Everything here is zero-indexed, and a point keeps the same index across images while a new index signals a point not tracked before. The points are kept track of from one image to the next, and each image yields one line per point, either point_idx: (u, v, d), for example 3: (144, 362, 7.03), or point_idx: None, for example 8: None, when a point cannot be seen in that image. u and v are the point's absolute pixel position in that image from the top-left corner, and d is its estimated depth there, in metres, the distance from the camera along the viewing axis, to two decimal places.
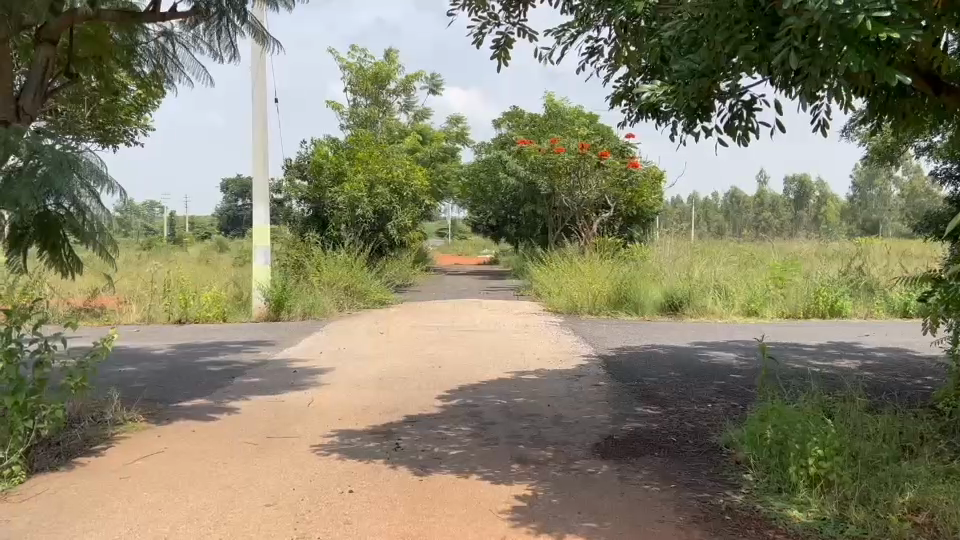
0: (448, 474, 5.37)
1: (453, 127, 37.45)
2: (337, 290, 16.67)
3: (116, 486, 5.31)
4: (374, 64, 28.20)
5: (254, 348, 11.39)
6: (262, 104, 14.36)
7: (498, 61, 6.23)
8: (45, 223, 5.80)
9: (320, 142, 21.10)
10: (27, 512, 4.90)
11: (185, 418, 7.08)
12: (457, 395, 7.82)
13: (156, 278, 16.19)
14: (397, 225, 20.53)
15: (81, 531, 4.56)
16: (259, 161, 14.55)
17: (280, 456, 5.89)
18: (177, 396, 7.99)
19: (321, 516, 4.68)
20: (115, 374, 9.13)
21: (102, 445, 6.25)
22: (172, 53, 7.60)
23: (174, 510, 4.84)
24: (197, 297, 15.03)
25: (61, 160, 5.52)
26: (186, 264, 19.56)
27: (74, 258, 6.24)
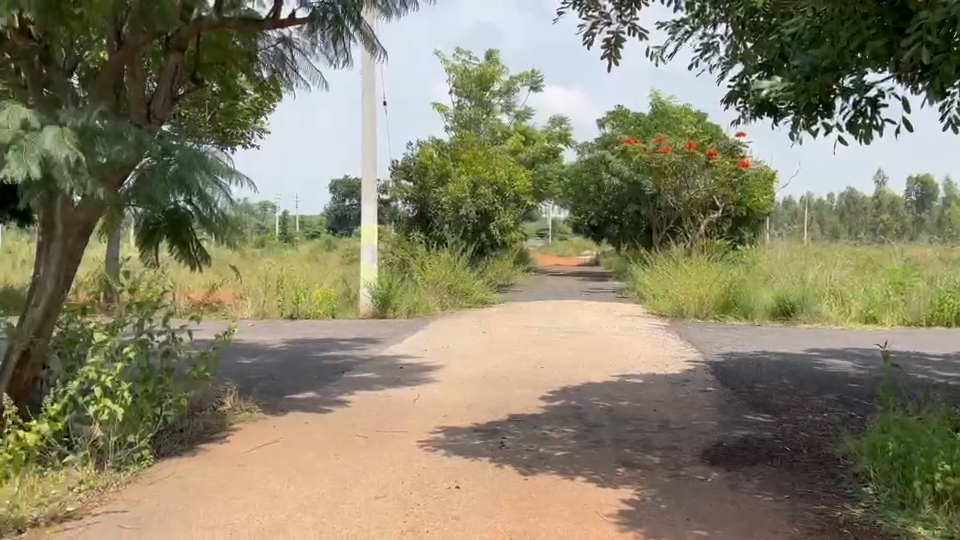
0: (553, 475, 5.36)
1: (555, 127, 37.33)
2: (440, 289, 16.87)
3: (236, 473, 5.57)
4: (479, 66, 28.46)
5: (361, 344, 11.68)
6: (371, 106, 14.71)
7: (607, 63, 6.15)
8: (176, 220, 6.39)
9: (424, 143, 21.45)
10: (155, 493, 5.20)
11: (298, 410, 7.34)
12: (561, 396, 7.81)
13: (269, 275, 16.83)
14: (500, 226, 20.61)
15: (204, 514, 4.81)
16: (368, 162, 14.91)
17: (388, 450, 6.02)
18: (289, 389, 8.29)
19: (429, 511, 4.76)
20: (232, 365, 9.56)
21: (223, 433, 6.57)
22: (289, 59, 7.89)
23: (290, 499, 5.02)
24: (308, 294, 15.67)
25: (192, 157, 5.90)
26: (296, 261, 20.25)
27: (202, 254, 6.82)
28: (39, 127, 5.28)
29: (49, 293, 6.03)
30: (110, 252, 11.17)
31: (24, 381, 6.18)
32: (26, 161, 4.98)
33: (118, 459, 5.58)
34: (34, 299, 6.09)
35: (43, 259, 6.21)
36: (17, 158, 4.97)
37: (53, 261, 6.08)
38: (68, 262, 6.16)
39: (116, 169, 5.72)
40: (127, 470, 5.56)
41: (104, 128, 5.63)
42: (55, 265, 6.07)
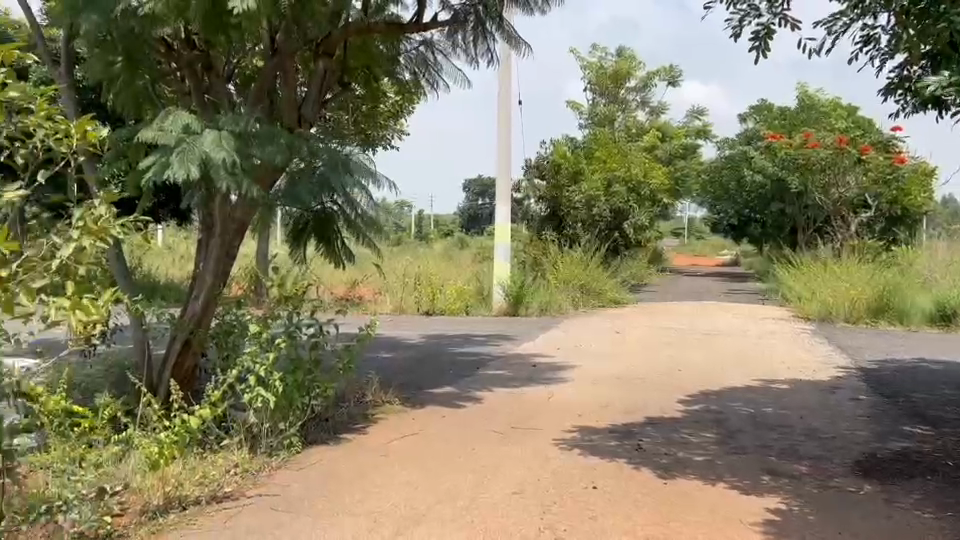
0: (694, 480, 5.24)
1: (693, 122, 36.35)
2: (573, 288, 16.79)
3: (378, 462, 5.75)
4: (615, 62, 28.18)
5: (494, 341, 11.81)
6: (507, 106, 14.83)
7: (756, 57, 5.94)
8: (322, 218, 6.73)
9: (558, 141, 21.44)
10: (304, 479, 5.46)
11: (435, 404, 7.51)
12: (699, 400, 7.62)
13: (406, 271, 17.28)
14: (634, 224, 20.33)
15: (349, 501, 5.01)
16: (503, 161, 15.03)
17: (524, 447, 6.06)
18: (427, 383, 8.49)
19: (567, 509, 4.76)
20: (372, 358, 9.90)
21: (365, 423, 6.83)
22: (432, 61, 8.11)
23: (429, 490, 5.14)
24: (444, 290, 16.03)
25: (337, 160, 6.18)
26: (431, 259, 20.70)
27: (347, 250, 7.09)
28: (200, 131, 5.69)
29: (209, 285, 6.47)
30: (260, 249, 11.80)
31: (186, 368, 6.54)
32: (187, 163, 5.40)
33: (270, 445, 5.91)
34: (195, 291, 6.54)
35: (204, 254, 6.66)
36: (180, 160, 5.41)
37: (212, 257, 6.48)
38: (225, 258, 6.55)
39: (267, 170, 6.05)
40: (278, 456, 5.88)
41: (258, 132, 5.95)
42: (214, 261, 6.47)
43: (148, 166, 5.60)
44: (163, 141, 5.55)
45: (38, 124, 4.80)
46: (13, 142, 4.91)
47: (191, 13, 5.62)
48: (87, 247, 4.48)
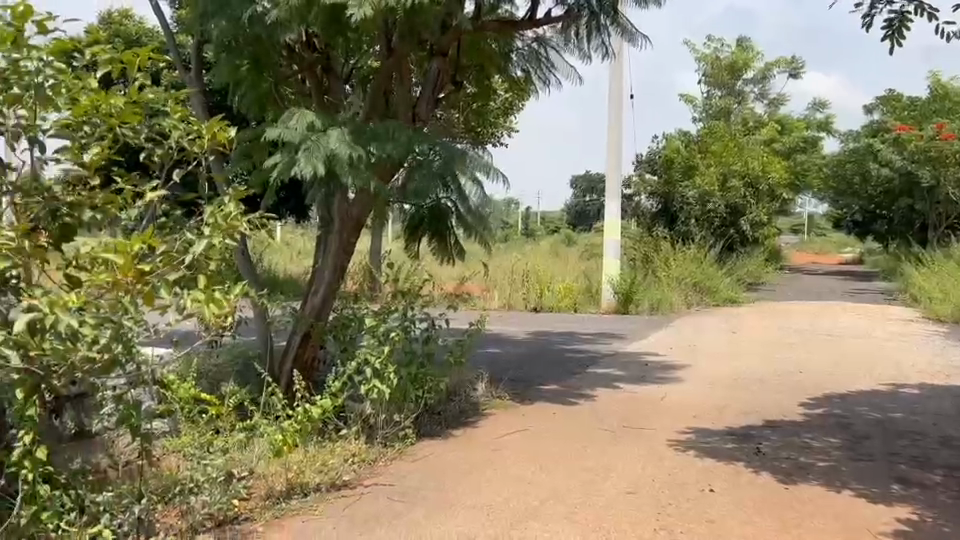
0: (817, 486, 5.05)
1: (815, 114, 34.86)
2: (686, 286, 16.43)
3: (490, 457, 5.79)
4: (732, 54, 27.40)
5: (605, 339, 11.71)
6: (619, 101, 14.65)
7: (888, 45, 5.62)
8: (437, 213, 6.84)
9: (671, 136, 21.03)
10: (419, 470, 5.57)
11: (545, 401, 7.52)
12: (822, 403, 7.32)
13: (515, 268, 17.34)
14: (751, 221, 19.68)
15: (462, 493, 5.08)
16: (614, 157, 14.86)
17: (637, 447, 5.98)
18: (537, 380, 8.50)
19: (683, 511, 4.68)
20: (482, 353, 10.02)
21: (477, 417, 6.91)
22: (544, 58, 8.12)
23: (543, 486, 5.15)
24: (552, 288, 16.01)
25: (453, 153, 6.22)
26: (541, 256, 20.68)
27: (459, 246, 7.18)
28: (323, 128, 5.95)
29: (328, 280, 6.69)
30: (373, 244, 12.09)
31: (306, 359, 6.77)
32: (313, 159, 5.68)
33: (386, 435, 6.06)
34: (314, 286, 6.78)
35: (323, 250, 6.89)
36: (306, 157, 5.69)
37: (330, 254, 6.70)
38: (343, 253, 6.75)
39: (386, 164, 6.25)
40: (393, 446, 6.02)
41: (378, 129, 6.15)
42: (333, 257, 6.70)
43: (274, 163, 5.92)
44: (289, 138, 5.83)
45: (173, 126, 5.10)
46: (150, 144, 5.21)
47: (312, 15, 5.82)
48: (217, 242, 4.68)
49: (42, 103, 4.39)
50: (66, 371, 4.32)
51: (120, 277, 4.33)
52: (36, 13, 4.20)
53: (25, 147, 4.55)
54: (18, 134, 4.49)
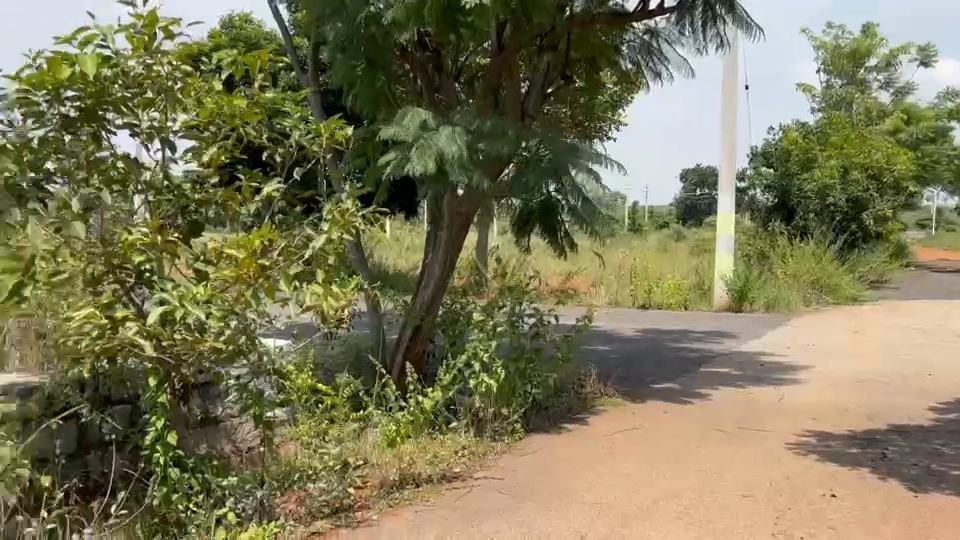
0: (950, 496, 4.77)
1: (946, 102, 32.84)
2: (804, 284, 15.82)
3: (601, 455, 5.73)
4: (854, 41, 26.16)
5: (717, 337, 11.40)
6: (733, 92, 14.23)
7: None
8: (546, 208, 6.88)
9: (788, 128, 20.27)
10: (528, 465, 5.57)
11: (656, 399, 7.39)
12: (955, 408, 6.90)
13: (624, 264, 17.11)
14: (875, 215, 18.74)
15: (573, 490, 5.06)
16: (728, 149, 14.44)
17: (753, 448, 5.80)
18: (646, 377, 8.37)
19: (803, 517, 4.50)
20: (591, 350, 9.95)
21: (586, 414, 6.85)
22: (657, 50, 8.01)
23: (655, 486, 5.07)
24: (661, 284, 15.72)
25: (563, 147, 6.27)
26: (650, 252, 20.33)
27: (569, 238, 7.17)
28: (435, 127, 6.03)
29: (438, 274, 6.78)
30: (481, 240, 12.18)
31: (417, 352, 6.87)
32: (425, 157, 5.80)
33: (495, 429, 6.09)
34: (425, 280, 6.88)
35: (433, 245, 7.00)
36: (418, 155, 5.83)
37: (441, 248, 6.80)
38: (453, 249, 6.83)
39: (495, 160, 6.27)
40: (502, 441, 6.03)
41: (487, 127, 6.18)
42: (443, 250, 6.79)
43: (388, 162, 6.06)
44: (403, 137, 5.97)
45: (294, 125, 5.31)
46: (272, 143, 5.42)
47: (426, 13, 5.88)
48: (334, 238, 4.84)
49: (173, 104, 4.65)
50: (194, 360, 4.57)
51: (242, 270, 4.52)
52: (162, 18, 4.45)
53: (157, 147, 4.73)
54: (151, 135, 4.66)
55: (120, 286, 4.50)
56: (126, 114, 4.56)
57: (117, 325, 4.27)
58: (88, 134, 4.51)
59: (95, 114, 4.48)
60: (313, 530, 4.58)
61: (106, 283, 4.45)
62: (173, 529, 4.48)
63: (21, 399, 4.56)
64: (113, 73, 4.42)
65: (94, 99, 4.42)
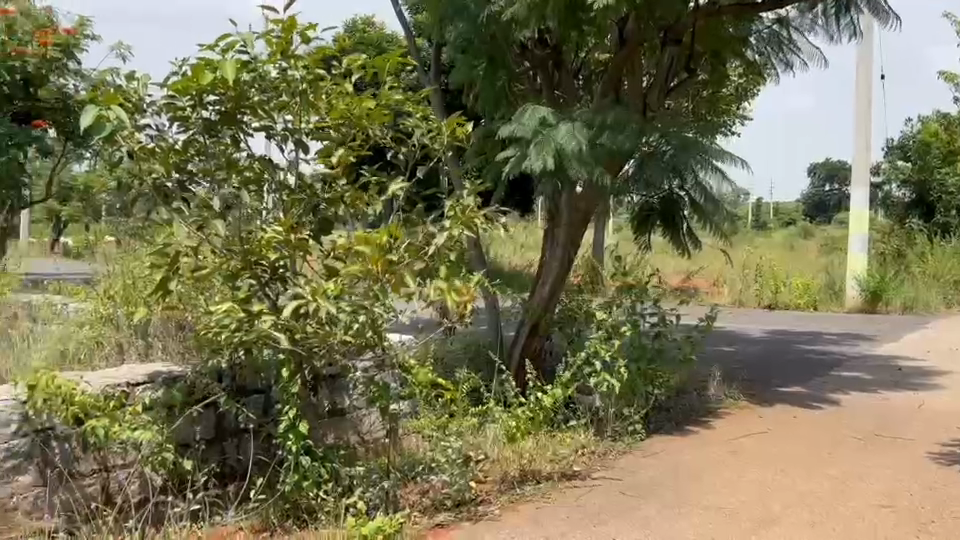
0: None
1: None
2: (945, 284, 14.88)
3: (726, 459, 5.59)
4: None
5: (849, 340, 10.88)
6: (867, 83, 13.54)
7: None
8: (669, 202, 6.71)
9: (928, 119, 19.11)
10: (650, 467, 5.49)
11: (783, 402, 7.13)
12: None
13: (748, 262, 16.57)
14: None
15: (698, 492, 4.96)
16: (862, 142, 13.75)
17: (892, 457, 5.52)
18: (774, 380, 8.07)
19: (948, 530, 4.26)
20: (715, 351, 9.68)
21: (709, 416, 6.68)
22: (786, 40, 7.73)
23: (783, 491, 4.91)
24: (788, 283, 15.10)
25: (686, 141, 6.09)
26: (776, 250, 19.59)
27: (691, 236, 7.06)
28: (555, 122, 6.01)
29: (556, 270, 6.74)
30: (598, 238, 12.04)
31: (534, 349, 6.87)
32: (543, 154, 5.79)
33: (615, 430, 6.09)
34: (543, 277, 6.86)
35: (550, 243, 6.98)
36: (537, 152, 5.83)
37: (559, 245, 6.79)
38: (571, 246, 6.81)
39: (615, 156, 6.19)
40: (622, 441, 6.00)
41: (611, 120, 6.12)
42: (561, 247, 6.77)
43: (507, 158, 6.10)
44: (522, 134, 5.98)
45: (416, 124, 5.40)
46: (398, 142, 5.53)
47: (549, 10, 5.88)
48: (457, 234, 4.87)
49: (306, 106, 4.81)
50: (324, 352, 4.75)
51: (371, 267, 4.64)
52: (298, 23, 4.62)
53: (291, 148, 4.92)
54: (285, 137, 4.86)
55: (256, 281, 4.68)
56: (263, 117, 4.79)
57: (253, 318, 4.51)
58: (229, 136, 4.78)
59: (234, 117, 4.74)
60: (437, 522, 4.67)
61: (243, 278, 4.65)
62: (304, 515, 4.66)
63: (165, 388, 4.77)
64: (252, 77, 4.64)
65: (233, 103, 4.67)
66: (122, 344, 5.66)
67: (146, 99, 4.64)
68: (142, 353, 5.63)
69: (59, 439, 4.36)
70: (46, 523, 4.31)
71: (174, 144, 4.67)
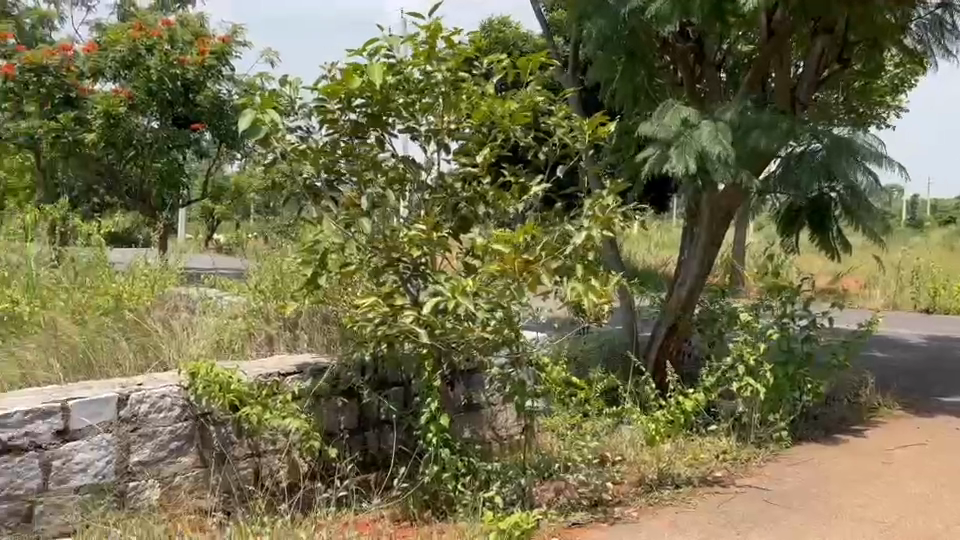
0: None
1: None
2: None
3: (880, 470, 5.30)
4: None
5: None
6: None
7: None
8: (819, 202, 6.39)
9: None
10: (797, 475, 5.28)
11: (944, 413, 6.68)
12: None
13: (903, 264, 15.62)
14: None
15: (849, 504, 4.75)
16: None
17: None
18: (934, 389, 7.58)
19: None
20: (867, 356, 9.19)
21: (861, 426, 6.36)
22: (950, 25, 7.17)
23: (946, 509, 4.63)
24: (949, 287, 14.14)
25: (841, 142, 5.82)
26: (934, 251, 18.36)
27: (843, 240, 6.70)
28: (698, 122, 5.83)
29: (695, 272, 6.57)
30: (739, 237, 11.64)
31: (672, 350, 6.74)
32: (686, 156, 5.65)
33: (759, 436, 5.87)
34: (681, 278, 6.69)
35: (689, 244, 6.83)
36: (679, 154, 5.69)
37: (698, 246, 6.61)
38: (711, 246, 6.61)
39: (762, 155, 5.99)
40: (766, 448, 5.80)
41: (759, 119, 5.88)
42: (700, 249, 6.59)
43: (647, 157, 5.98)
44: (663, 134, 5.85)
45: (558, 123, 5.38)
46: (538, 141, 5.54)
47: None
48: (596, 234, 4.82)
49: (449, 108, 4.91)
50: (464, 348, 4.84)
51: (507, 266, 4.65)
52: (443, 28, 4.72)
53: (434, 149, 5.02)
54: (429, 137, 4.97)
55: (399, 277, 4.82)
56: (408, 118, 4.91)
57: (396, 314, 4.66)
58: (375, 137, 4.95)
59: (381, 118, 4.89)
60: (573, 521, 4.64)
61: (386, 274, 4.81)
62: (444, 507, 4.78)
63: (313, 378, 4.98)
64: (397, 79, 4.79)
65: (380, 105, 4.81)
66: (271, 335, 5.87)
67: (298, 102, 4.85)
68: (290, 344, 5.89)
69: (217, 424, 4.63)
70: (205, 502, 4.58)
71: (322, 145, 4.86)
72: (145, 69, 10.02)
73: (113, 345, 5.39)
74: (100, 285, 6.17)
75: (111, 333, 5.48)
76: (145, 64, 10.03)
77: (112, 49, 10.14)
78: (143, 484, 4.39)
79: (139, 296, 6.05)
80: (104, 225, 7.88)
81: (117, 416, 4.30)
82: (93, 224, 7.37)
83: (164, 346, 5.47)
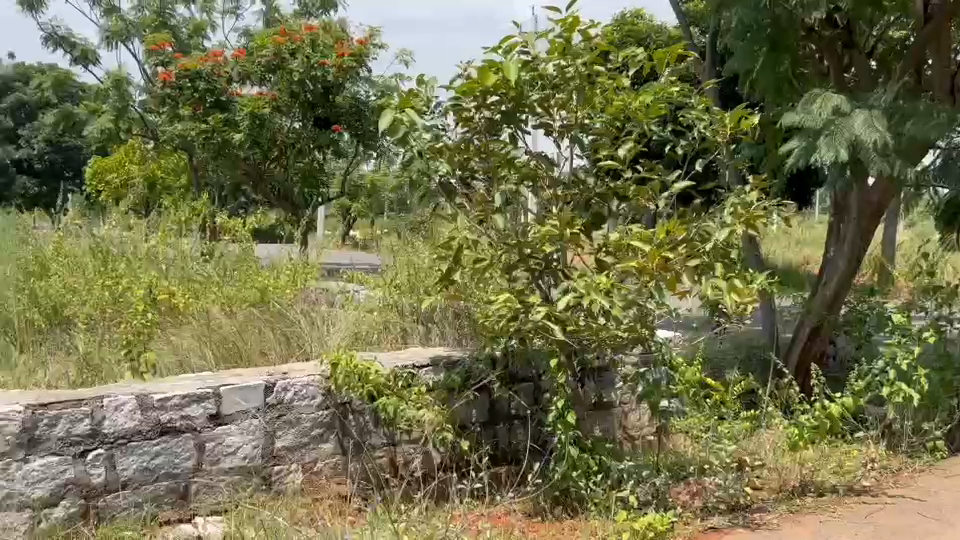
0: None
1: None
2: None
3: None
4: None
5: None
6: None
7: None
8: None
9: None
10: (954, 488, 4.96)
11: None
12: None
13: None
14: None
15: None
16: None
17: None
18: None
19: None
20: None
21: None
22: None
23: None
24: None
25: None
26: None
27: None
28: (848, 111, 5.51)
29: (842, 271, 6.20)
30: (889, 233, 10.99)
31: (814, 352, 6.51)
32: (837, 145, 5.27)
33: (911, 445, 5.54)
34: (826, 276, 6.36)
35: (836, 241, 6.50)
36: (829, 142, 5.32)
37: (846, 242, 6.25)
38: (861, 241, 6.21)
39: (919, 144, 5.58)
40: (919, 458, 5.47)
41: (917, 107, 5.54)
42: (847, 245, 6.22)
43: (792, 149, 5.64)
44: (810, 124, 5.51)
45: (697, 117, 5.23)
46: (675, 136, 5.40)
47: None
48: (738, 232, 4.65)
49: (584, 103, 4.86)
50: (597, 345, 4.82)
51: (647, 262, 4.55)
52: (581, 22, 4.68)
53: (567, 145, 5.04)
54: (563, 133, 4.96)
55: (531, 274, 4.84)
56: (542, 115, 4.92)
57: (528, 309, 4.61)
58: (508, 135, 4.98)
59: (515, 116, 4.89)
60: (710, 525, 4.53)
61: (518, 272, 4.83)
62: (575, 504, 4.73)
63: (446, 372, 5.12)
64: (531, 76, 4.79)
65: (514, 103, 4.82)
66: (406, 328, 6.03)
67: (433, 102, 4.95)
68: (423, 338, 6.02)
69: (356, 413, 4.81)
70: (346, 488, 4.77)
71: (456, 144, 4.91)
72: (289, 72, 10.36)
73: (262, 334, 5.74)
74: (249, 278, 6.50)
75: (258, 325, 5.77)
76: (288, 67, 10.37)
77: (258, 54, 10.57)
78: (288, 468, 4.61)
79: (284, 289, 6.32)
80: (249, 221, 8.28)
81: (264, 403, 4.53)
82: (240, 221, 7.73)
83: (307, 337, 5.73)
